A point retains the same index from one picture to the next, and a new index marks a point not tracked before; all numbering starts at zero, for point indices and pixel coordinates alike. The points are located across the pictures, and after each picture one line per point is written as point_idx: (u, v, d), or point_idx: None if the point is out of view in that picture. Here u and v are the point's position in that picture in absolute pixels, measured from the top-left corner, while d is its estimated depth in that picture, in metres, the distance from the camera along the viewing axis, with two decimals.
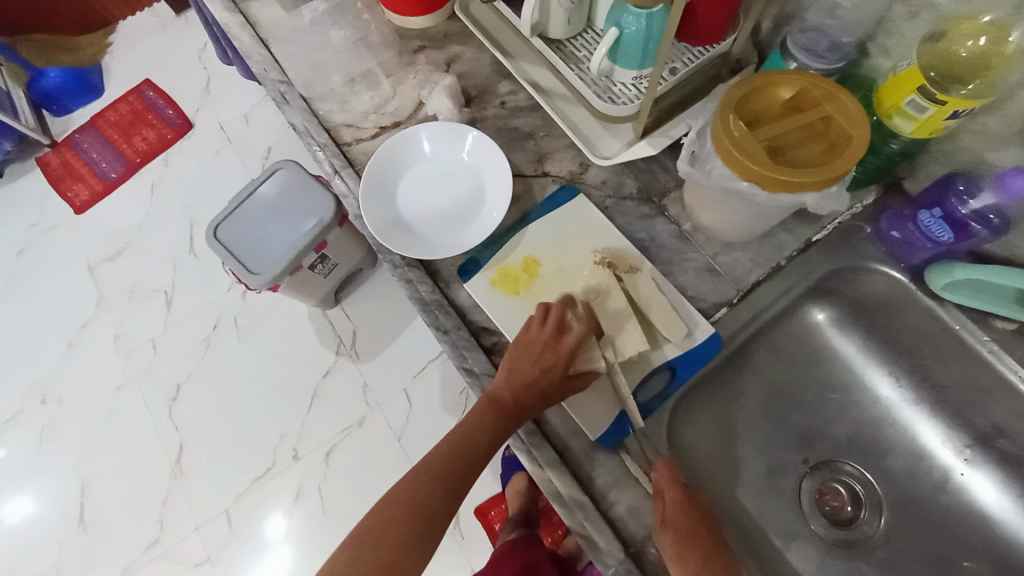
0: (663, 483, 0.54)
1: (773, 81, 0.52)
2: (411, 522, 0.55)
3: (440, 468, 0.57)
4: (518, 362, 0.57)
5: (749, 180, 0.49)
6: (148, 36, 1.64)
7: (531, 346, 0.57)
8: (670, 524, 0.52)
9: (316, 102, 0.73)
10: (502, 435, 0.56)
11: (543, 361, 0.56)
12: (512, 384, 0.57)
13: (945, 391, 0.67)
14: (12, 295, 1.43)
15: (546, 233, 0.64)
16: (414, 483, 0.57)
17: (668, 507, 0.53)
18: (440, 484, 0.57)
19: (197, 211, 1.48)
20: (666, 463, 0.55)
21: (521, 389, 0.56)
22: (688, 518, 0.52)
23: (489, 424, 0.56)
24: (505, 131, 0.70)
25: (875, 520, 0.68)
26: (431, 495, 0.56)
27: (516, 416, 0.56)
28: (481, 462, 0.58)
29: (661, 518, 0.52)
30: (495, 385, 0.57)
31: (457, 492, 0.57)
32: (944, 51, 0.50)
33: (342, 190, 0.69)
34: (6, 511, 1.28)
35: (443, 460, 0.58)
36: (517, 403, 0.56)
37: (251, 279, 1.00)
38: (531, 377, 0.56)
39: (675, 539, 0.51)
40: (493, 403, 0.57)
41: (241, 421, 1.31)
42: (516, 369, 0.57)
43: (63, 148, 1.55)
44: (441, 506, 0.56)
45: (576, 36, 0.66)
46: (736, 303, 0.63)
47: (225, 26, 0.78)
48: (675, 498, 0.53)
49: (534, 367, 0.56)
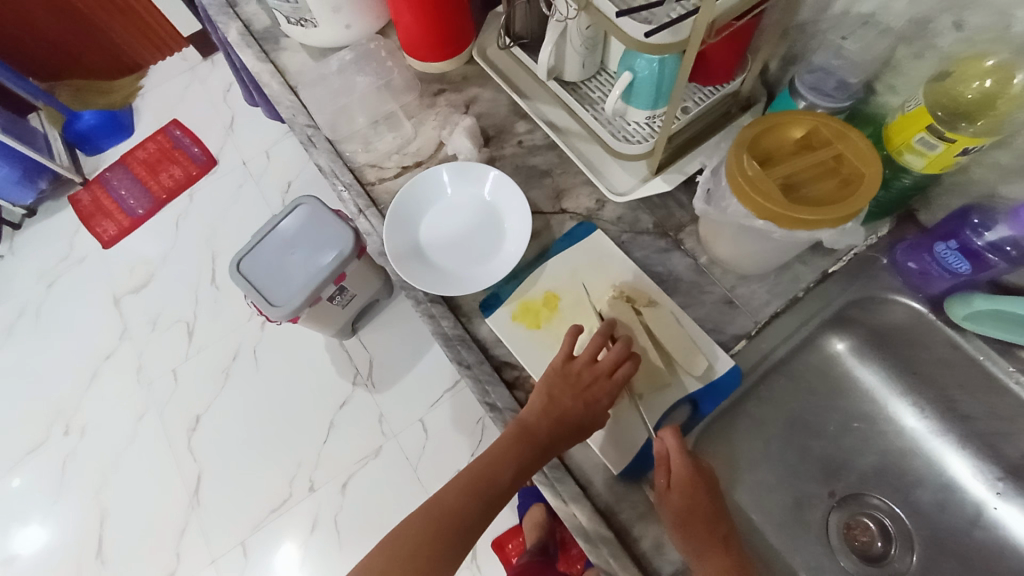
0: (671, 448, 0.55)
1: (784, 121, 0.53)
2: (430, 546, 0.55)
3: (460, 498, 0.57)
4: (556, 391, 0.57)
5: (765, 218, 0.50)
6: (176, 77, 1.72)
7: (572, 379, 0.58)
8: (674, 490, 0.53)
9: (341, 144, 0.77)
10: (526, 470, 0.56)
11: (586, 397, 0.56)
12: (546, 417, 0.57)
13: (972, 422, 0.66)
14: (39, 326, 1.47)
15: (564, 266, 0.66)
16: (435, 507, 0.57)
17: (673, 472, 0.54)
18: (465, 507, 0.56)
19: (219, 243, 1.52)
20: (673, 430, 0.56)
21: (556, 423, 0.56)
22: (693, 489, 0.53)
23: (519, 451, 0.56)
24: (522, 168, 0.73)
25: (907, 556, 0.67)
26: (452, 520, 0.56)
27: (542, 452, 0.56)
28: (502, 495, 0.57)
29: (663, 483, 0.54)
30: (530, 413, 0.58)
31: (487, 510, 0.57)
32: (952, 90, 0.51)
33: (367, 228, 0.72)
34: (23, 543, 1.29)
35: (464, 488, 0.57)
36: (545, 441, 0.56)
37: (273, 310, 1.03)
38: (567, 411, 0.56)
39: (679, 505, 0.53)
40: (521, 435, 0.56)
41: (254, 452, 1.31)
42: (555, 400, 0.57)
43: (93, 186, 1.61)
44: (464, 532, 0.56)
45: (590, 77, 0.69)
46: (754, 335, 0.63)
47: (257, 74, 0.83)
48: (681, 463, 0.54)
49: (575, 402, 0.56)
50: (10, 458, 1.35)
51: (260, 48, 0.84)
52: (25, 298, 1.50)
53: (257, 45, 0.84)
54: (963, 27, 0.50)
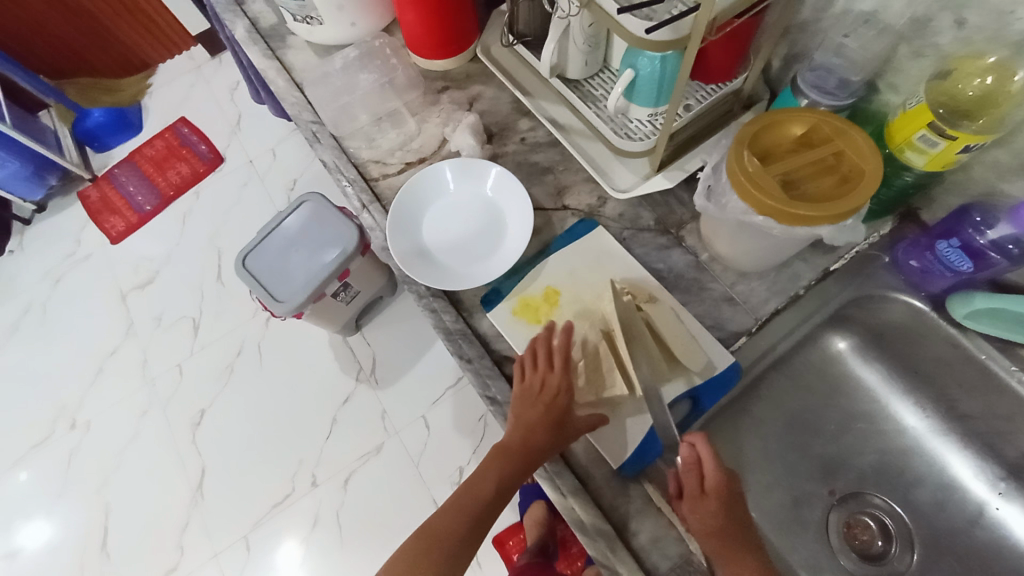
0: (704, 456, 0.54)
1: (785, 117, 0.53)
2: (427, 563, 0.56)
3: (452, 514, 0.59)
4: (520, 410, 0.58)
5: (764, 214, 0.51)
6: (184, 76, 1.74)
7: (532, 389, 0.58)
8: (710, 498, 0.52)
9: (345, 140, 0.77)
10: (513, 478, 0.58)
11: (547, 401, 0.57)
12: (518, 431, 0.57)
13: (974, 422, 0.67)
14: (47, 323, 1.49)
15: (564, 263, 0.66)
16: (428, 528, 0.59)
17: (706, 480, 0.53)
18: (459, 521, 0.58)
19: (225, 240, 1.54)
20: (704, 436, 0.54)
21: (531, 432, 0.56)
22: (727, 497, 0.53)
23: (500, 459, 0.58)
24: (524, 165, 0.73)
25: (907, 555, 0.67)
26: (445, 537, 0.57)
27: (526, 459, 0.56)
28: (493, 505, 0.59)
29: (696, 491, 0.53)
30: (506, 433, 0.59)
31: (480, 522, 0.58)
32: (951, 88, 0.51)
33: (370, 224, 0.73)
34: (30, 536, 1.30)
35: (456, 504, 0.59)
36: (526, 449, 0.56)
37: (276, 306, 1.04)
38: (534, 420, 0.57)
39: (716, 515, 0.52)
40: (502, 449, 0.59)
41: (257, 449, 1.32)
42: (522, 416, 0.58)
43: (101, 182, 1.63)
44: (458, 546, 0.57)
45: (592, 75, 0.69)
46: (754, 332, 0.63)
47: (263, 72, 0.84)
48: (715, 470, 0.53)
49: (539, 409, 0.57)
50: (17, 453, 1.37)
51: (266, 45, 0.85)
52: (34, 295, 1.52)
53: (263, 42, 0.85)
54: (963, 26, 0.50)
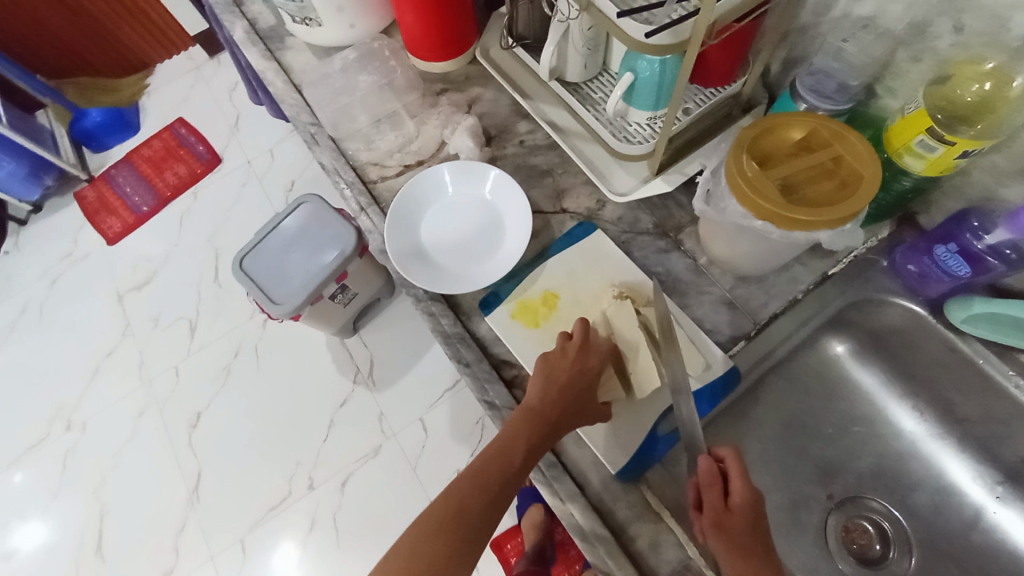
0: (732, 472, 0.52)
1: (784, 122, 0.53)
2: (442, 546, 0.51)
3: (464, 497, 0.53)
4: (551, 369, 0.57)
5: (763, 219, 0.50)
6: (183, 76, 1.73)
7: (563, 358, 0.58)
8: (736, 514, 0.51)
9: (343, 142, 0.77)
10: (538, 450, 0.55)
11: (579, 367, 0.58)
12: (549, 393, 0.56)
13: (971, 426, 0.67)
14: (44, 323, 1.48)
15: (562, 266, 0.66)
16: (443, 506, 0.53)
17: (732, 496, 0.51)
18: (474, 505, 0.53)
19: (223, 241, 1.53)
20: (734, 453, 0.53)
21: (561, 394, 0.56)
22: (754, 516, 0.51)
23: (526, 431, 0.55)
24: (523, 168, 0.73)
25: (904, 560, 0.67)
26: (463, 518, 0.52)
27: (555, 426, 0.55)
28: (515, 479, 0.54)
29: (722, 507, 0.51)
30: (532, 395, 0.57)
31: (495, 504, 0.54)
32: (949, 93, 0.51)
33: (367, 226, 0.72)
34: (25, 537, 1.29)
35: (470, 485, 0.54)
36: (554, 413, 0.56)
37: (274, 308, 1.04)
38: (567, 383, 0.56)
39: (742, 531, 0.50)
40: (527, 415, 0.56)
41: (255, 450, 1.32)
42: (552, 378, 0.57)
43: (98, 183, 1.63)
44: (478, 526, 0.52)
45: (592, 78, 0.69)
46: (753, 336, 0.63)
47: (261, 73, 0.83)
48: (743, 487, 0.51)
49: (572, 374, 0.57)
50: (14, 453, 1.36)
51: (265, 46, 0.85)
52: (31, 295, 1.51)
53: (261, 44, 0.85)
54: (961, 31, 0.50)
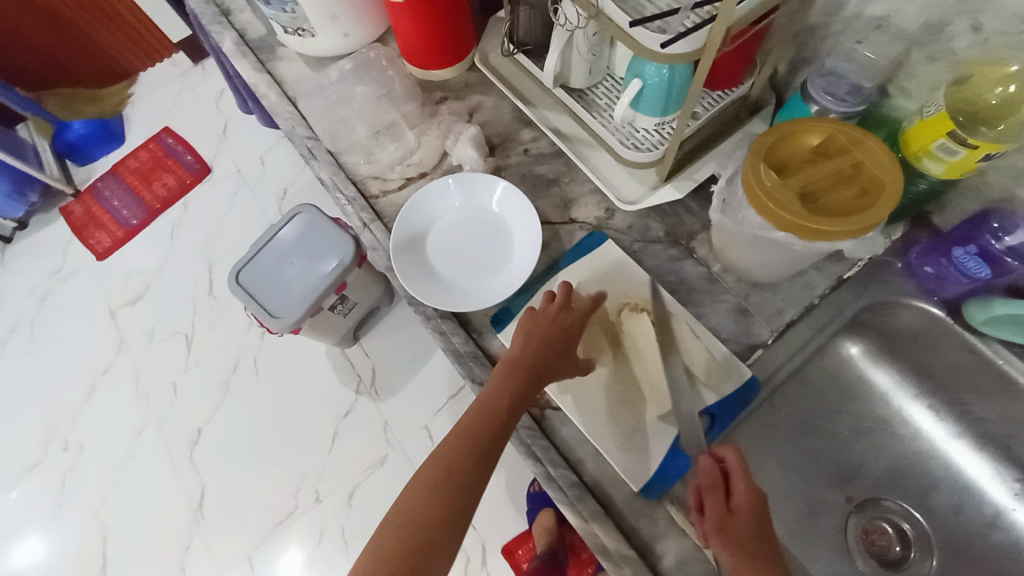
0: (733, 472, 0.51)
1: (800, 128, 0.52)
2: (436, 508, 0.51)
3: (452, 457, 0.53)
4: (533, 326, 0.58)
5: (784, 230, 0.49)
6: (168, 84, 1.69)
7: (544, 315, 0.58)
8: (740, 517, 0.49)
9: (342, 155, 0.75)
10: (523, 403, 0.55)
11: (559, 325, 0.58)
12: (530, 349, 0.56)
13: (988, 424, 0.67)
14: (34, 340, 1.45)
15: (574, 280, 0.64)
16: (431, 471, 0.53)
17: (734, 497, 0.50)
18: (462, 464, 0.52)
19: (217, 253, 1.50)
20: (736, 453, 0.52)
21: (542, 350, 0.56)
22: (757, 518, 0.49)
23: (509, 387, 0.55)
24: (529, 177, 0.72)
25: (926, 560, 0.67)
26: (453, 479, 0.52)
27: (538, 377, 0.55)
28: (503, 435, 0.54)
29: (724, 509, 0.49)
30: (514, 351, 0.57)
31: (485, 463, 0.53)
32: (969, 94, 0.51)
33: (371, 243, 0.70)
34: (26, 562, 1.27)
35: (457, 445, 0.53)
36: (536, 366, 0.56)
37: (274, 322, 1.02)
38: (548, 339, 0.57)
39: (747, 534, 0.48)
40: (510, 370, 0.56)
41: (256, 449, 1.31)
42: (533, 335, 0.57)
43: (85, 197, 1.59)
44: (469, 489, 0.52)
45: (596, 84, 0.67)
46: (770, 344, 0.62)
47: (254, 85, 0.81)
48: (745, 487, 0.50)
49: (552, 331, 0.57)
50: (11, 476, 1.33)
51: (256, 58, 0.82)
52: (20, 312, 1.48)
53: (252, 55, 0.82)
54: (980, 31, 0.49)
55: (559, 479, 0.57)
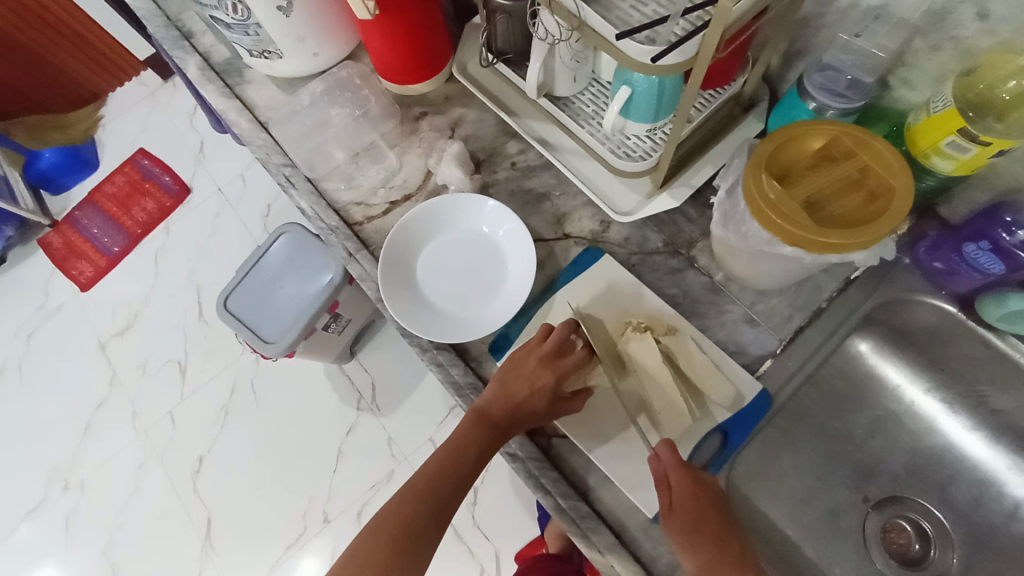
0: (667, 466, 0.52)
1: (802, 132, 0.49)
2: (391, 554, 0.53)
3: (412, 505, 0.55)
4: (507, 377, 0.57)
5: (794, 244, 0.46)
6: (138, 104, 1.64)
7: (524, 363, 0.57)
8: (680, 509, 0.50)
9: (322, 181, 0.71)
10: (489, 452, 0.56)
11: (534, 381, 0.56)
12: (500, 402, 0.56)
13: (1006, 415, 0.65)
14: (25, 382, 1.41)
15: (574, 301, 0.62)
16: (391, 517, 0.55)
17: (673, 491, 0.51)
18: (420, 513, 0.55)
19: (203, 276, 1.46)
20: (665, 445, 0.53)
21: (510, 406, 0.56)
22: (696, 507, 0.50)
23: (474, 441, 0.55)
24: (518, 193, 0.69)
25: (947, 557, 0.66)
26: (411, 527, 0.54)
27: (501, 434, 0.56)
28: (463, 486, 0.57)
29: (666, 504, 0.51)
30: (484, 398, 0.57)
31: (442, 512, 0.55)
32: (977, 86, 0.48)
33: (359, 273, 0.67)
34: None
35: (418, 493, 0.56)
36: (502, 421, 0.56)
37: (267, 348, 0.98)
38: (520, 396, 0.56)
39: (689, 524, 0.49)
40: (476, 421, 0.56)
41: (251, 460, 1.30)
42: (506, 386, 0.56)
43: (63, 227, 1.54)
44: (425, 536, 0.54)
45: (582, 90, 0.64)
46: (780, 353, 0.60)
47: (223, 113, 0.77)
48: (679, 480, 0.51)
49: (526, 387, 0.56)
50: (13, 521, 1.31)
51: (223, 82, 0.78)
52: (8, 353, 1.44)
53: (219, 80, 0.78)
54: (987, 17, 0.46)
55: (570, 511, 0.55)
